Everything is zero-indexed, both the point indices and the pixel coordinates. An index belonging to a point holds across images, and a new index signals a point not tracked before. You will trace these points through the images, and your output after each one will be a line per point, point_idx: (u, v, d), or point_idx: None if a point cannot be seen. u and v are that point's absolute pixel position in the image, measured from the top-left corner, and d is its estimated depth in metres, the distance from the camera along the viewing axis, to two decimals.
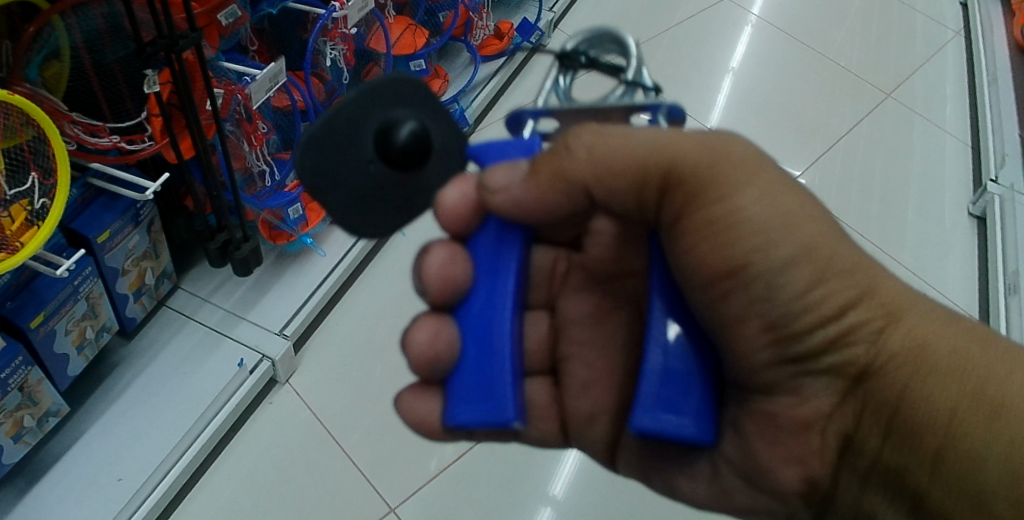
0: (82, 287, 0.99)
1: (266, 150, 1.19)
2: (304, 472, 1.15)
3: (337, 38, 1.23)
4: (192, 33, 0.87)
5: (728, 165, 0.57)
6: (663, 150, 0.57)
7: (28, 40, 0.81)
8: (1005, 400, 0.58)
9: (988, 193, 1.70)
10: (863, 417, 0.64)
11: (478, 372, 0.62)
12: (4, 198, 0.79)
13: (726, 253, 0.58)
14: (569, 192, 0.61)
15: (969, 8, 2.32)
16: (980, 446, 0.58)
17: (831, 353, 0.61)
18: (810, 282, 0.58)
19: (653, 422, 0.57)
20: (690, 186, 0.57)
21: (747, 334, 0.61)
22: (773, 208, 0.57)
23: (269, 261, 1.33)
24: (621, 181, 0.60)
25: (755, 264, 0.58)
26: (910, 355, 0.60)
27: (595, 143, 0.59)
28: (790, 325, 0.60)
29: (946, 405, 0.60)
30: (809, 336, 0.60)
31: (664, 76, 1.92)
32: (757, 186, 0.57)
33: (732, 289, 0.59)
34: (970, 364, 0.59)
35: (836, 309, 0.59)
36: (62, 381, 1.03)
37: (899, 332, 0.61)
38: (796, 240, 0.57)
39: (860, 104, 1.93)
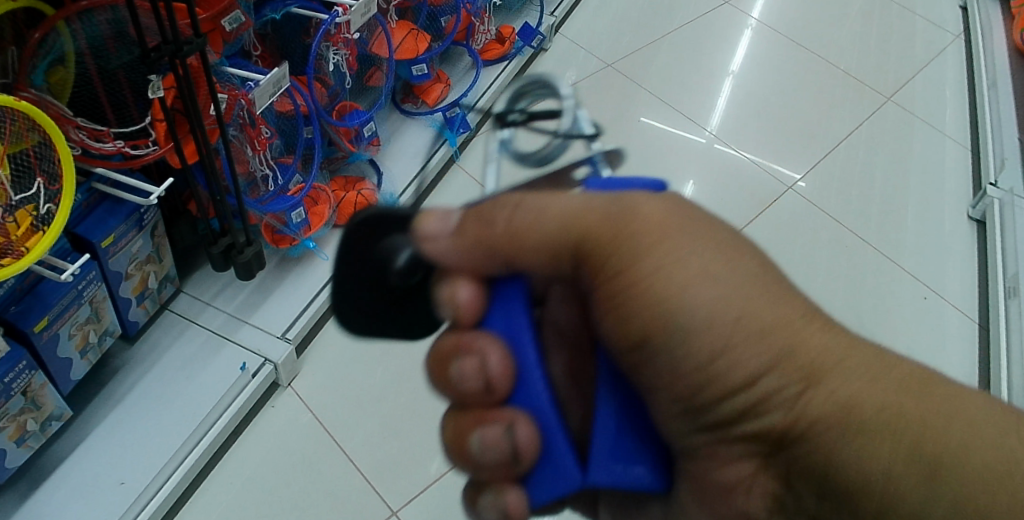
0: (86, 291, 0.99)
1: (269, 154, 1.19)
2: (306, 476, 1.15)
3: (340, 43, 1.24)
4: (197, 39, 0.88)
5: (634, 224, 0.53)
6: (569, 213, 0.54)
7: (33, 47, 0.82)
8: (946, 458, 0.53)
9: (988, 197, 1.70)
10: (792, 479, 0.59)
11: (554, 470, 0.54)
12: (12, 203, 0.79)
13: (635, 320, 0.54)
14: (488, 254, 0.55)
15: (968, 12, 2.32)
16: (918, 511, 0.53)
17: (750, 420, 0.56)
18: (722, 347, 0.53)
19: (610, 479, 0.53)
20: (598, 246, 0.53)
21: (664, 403, 0.56)
22: (677, 270, 0.52)
23: (272, 265, 1.33)
24: (531, 249, 0.54)
25: (658, 333, 0.53)
26: (838, 417, 0.54)
27: (514, 219, 0.54)
28: (700, 396, 0.55)
29: (882, 467, 0.54)
30: (726, 401, 0.55)
31: (665, 80, 1.93)
32: (664, 246, 0.53)
33: (643, 358, 0.55)
34: (905, 422, 0.53)
35: (744, 378, 0.54)
36: (65, 385, 1.04)
37: (824, 394, 0.54)
38: (709, 302, 0.52)
39: (860, 108, 1.93)
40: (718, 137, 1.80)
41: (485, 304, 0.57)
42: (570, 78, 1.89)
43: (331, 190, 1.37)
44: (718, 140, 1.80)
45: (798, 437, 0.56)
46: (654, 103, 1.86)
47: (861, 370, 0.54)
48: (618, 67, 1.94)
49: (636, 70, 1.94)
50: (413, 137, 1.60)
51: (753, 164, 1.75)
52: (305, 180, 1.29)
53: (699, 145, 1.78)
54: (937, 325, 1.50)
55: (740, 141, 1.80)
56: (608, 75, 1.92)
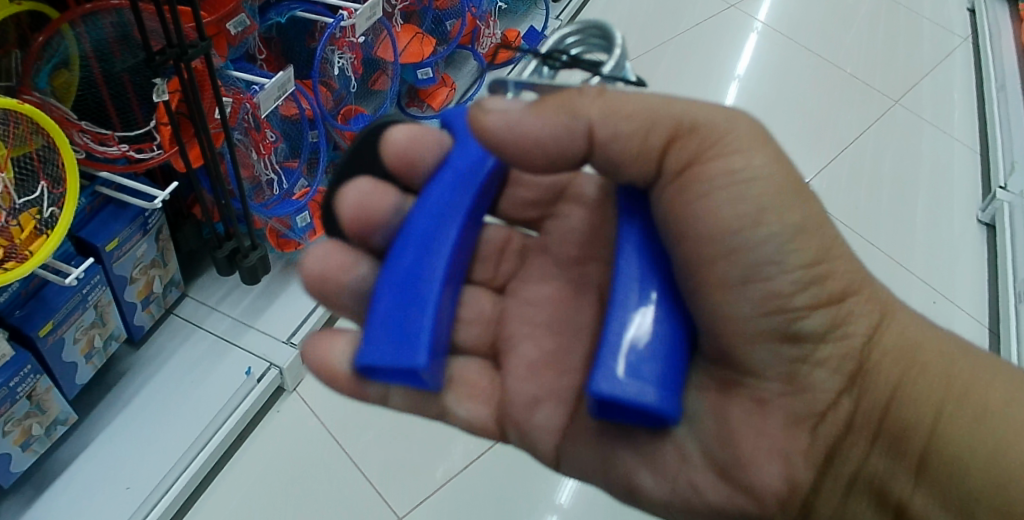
0: (91, 295, 0.99)
1: (274, 158, 1.20)
2: (312, 480, 1.14)
3: (345, 47, 1.24)
4: (202, 43, 0.88)
5: (735, 132, 0.57)
6: (675, 109, 0.57)
7: (37, 50, 0.82)
8: (993, 404, 0.59)
9: (998, 200, 1.68)
10: (854, 422, 0.62)
11: (402, 298, 0.61)
12: (15, 206, 0.79)
13: (734, 213, 0.55)
14: (569, 122, 0.57)
15: (976, 14, 2.31)
16: (970, 448, 0.58)
17: (830, 340, 0.59)
18: (812, 258, 0.56)
19: (609, 388, 0.52)
20: (695, 145, 0.56)
21: (738, 307, 0.57)
22: (763, 179, 0.56)
23: (276, 270, 1.33)
24: (624, 135, 0.57)
25: (767, 226, 0.55)
26: (902, 353, 0.61)
27: (608, 95, 0.57)
28: (795, 298, 0.57)
29: (932, 404, 0.60)
30: (808, 317, 0.57)
31: (671, 84, 1.92)
32: (762, 153, 0.56)
33: (730, 251, 0.56)
34: (957, 371, 0.61)
35: (827, 293, 0.58)
36: (70, 389, 1.03)
37: (892, 330, 0.61)
38: (801, 212, 0.56)
39: (868, 112, 1.92)
40: None
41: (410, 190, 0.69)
42: None
43: None
44: None
45: (869, 367, 0.60)
46: None
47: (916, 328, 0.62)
48: None
49: (642, 74, 1.94)
50: None
51: None
52: (309, 185, 1.28)
53: None
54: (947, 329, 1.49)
55: None
56: None
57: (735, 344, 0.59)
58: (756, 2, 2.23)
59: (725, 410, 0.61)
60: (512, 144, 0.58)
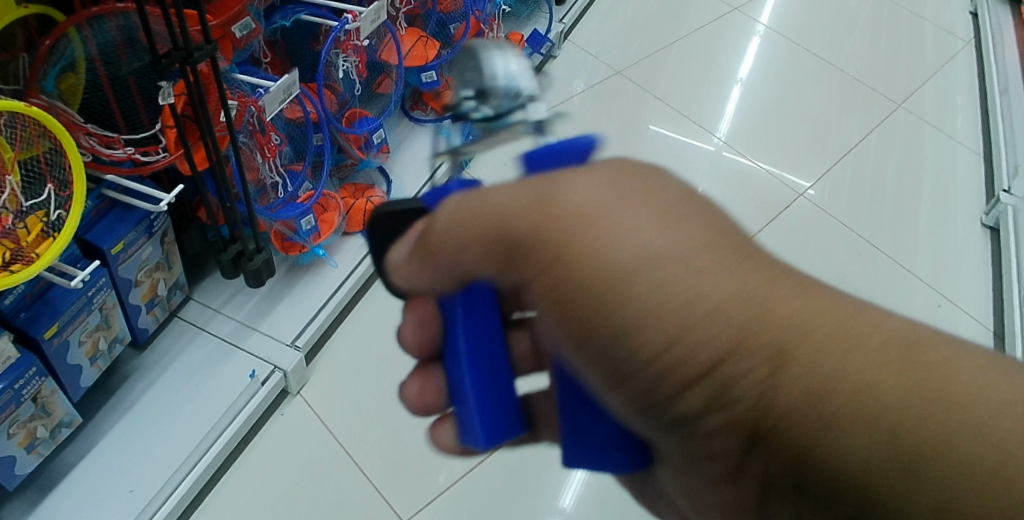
0: (96, 298, 0.99)
1: (278, 161, 1.20)
2: (316, 484, 1.14)
3: (349, 50, 1.24)
4: (206, 45, 0.88)
5: (568, 203, 0.49)
6: (499, 208, 0.51)
7: (44, 54, 0.82)
8: (935, 458, 0.43)
9: (1001, 203, 1.68)
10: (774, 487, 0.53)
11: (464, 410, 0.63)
12: (22, 209, 0.79)
13: (573, 314, 0.50)
14: (433, 263, 0.55)
15: (980, 17, 2.31)
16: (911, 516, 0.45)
17: (715, 428, 0.51)
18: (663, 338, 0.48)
19: (569, 458, 0.61)
20: (530, 236, 0.50)
21: (617, 398, 0.53)
22: (610, 250, 0.48)
23: (280, 272, 1.33)
24: (476, 247, 0.52)
25: (599, 328, 0.49)
26: (842, 336, 0.46)
27: (453, 213, 0.53)
28: (659, 391, 0.51)
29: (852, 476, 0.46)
30: (679, 404, 0.51)
31: (674, 87, 1.92)
32: (594, 222, 0.48)
33: (587, 352, 0.52)
34: (882, 402, 0.45)
35: (696, 376, 0.49)
36: (75, 392, 1.03)
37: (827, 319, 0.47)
38: (648, 282, 0.47)
39: (871, 115, 1.92)
40: (726, 144, 1.80)
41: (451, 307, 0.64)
42: (578, 86, 1.89)
43: (340, 197, 1.39)
44: (727, 147, 1.79)
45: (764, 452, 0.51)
46: (663, 110, 1.86)
47: (863, 328, 0.46)
48: (627, 75, 1.94)
49: (645, 77, 1.94)
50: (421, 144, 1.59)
51: (766, 173, 1.74)
52: (314, 188, 1.29)
53: (708, 152, 1.77)
54: (951, 332, 1.49)
55: (749, 148, 1.80)
56: (617, 82, 1.91)
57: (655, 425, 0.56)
58: (759, 5, 2.23)
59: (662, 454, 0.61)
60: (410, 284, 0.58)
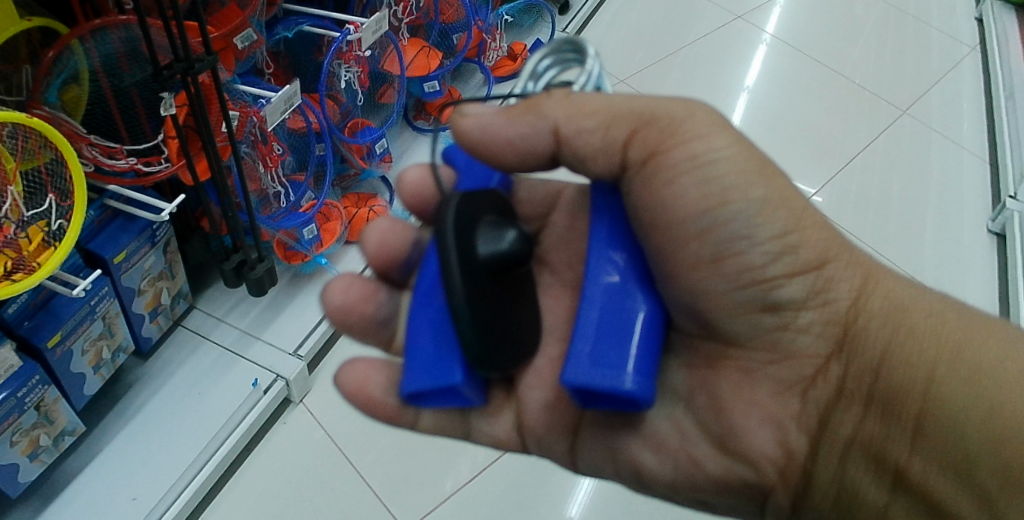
0: (99, 306, 1.00)
1: (281, 171, 1.21)
2: (317, 490, 1.15)
3: (351, 60, 1.26)
4: (208, 57, 0.89)
5: (696, 123, 0.62)
6: (640, 106, 0.61)
7: (47, 65, 0.83)
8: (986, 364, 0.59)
9: (1007, 209, 1.66)
10: (843, 385, 0.64)
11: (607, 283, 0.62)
12: (24, 219, 0.80)
13: (699, 205, 0.61)
14: (535, 122, 0.62)
15: (985, 23, 2.30)
16: (962, 406, 0.59)
17: (810, 305, 0.63)
18: (777, 237, 0.61)
19: (582, 376, 0.58)
20: (655, 136, 0.61)
21: (709, 283, 0.63)
22: (737, 165, 0.61)
23: (284, 282, 1.33)
24: (590, 123, 0.61)
25: (720, 221, 0.61)
26: (889, 315, 0.63)
27: (573, 94, 0.62)
28: (769, 269, 0.61)
29: (922, 363, 0.61)
30: (776, 288, 0.62)
31: (679, 97, 1.93)
32: (727, 141, 0.62)
33: (705, 231, 0.61)
34: (947, 329, 0.61)
35: (792, 266, 0.62)
36: (78, 401, 1.04)
37: (879, 293, 0.64)
38: (761, 194, 0.61)
39: (876, 122, 1.92)
40: None
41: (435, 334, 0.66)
42: None
43: (342, 207, 1.39)
44: None
45: (854, 329, 0.63)
46: None
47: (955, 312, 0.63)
48: (630, 84, 1.94)
49: (649, 86, 1.94)
50: (425, 153, 1.60)
51: None
52: (317, 197, 1.29)
53: None
54: None
55: None
56: (620, 91, 1.92)
57: (716, 321, 0.65)
58: (765, 14, 2.24)
59: (715, 383, 0.67)
60: (501, 147, 0.63)
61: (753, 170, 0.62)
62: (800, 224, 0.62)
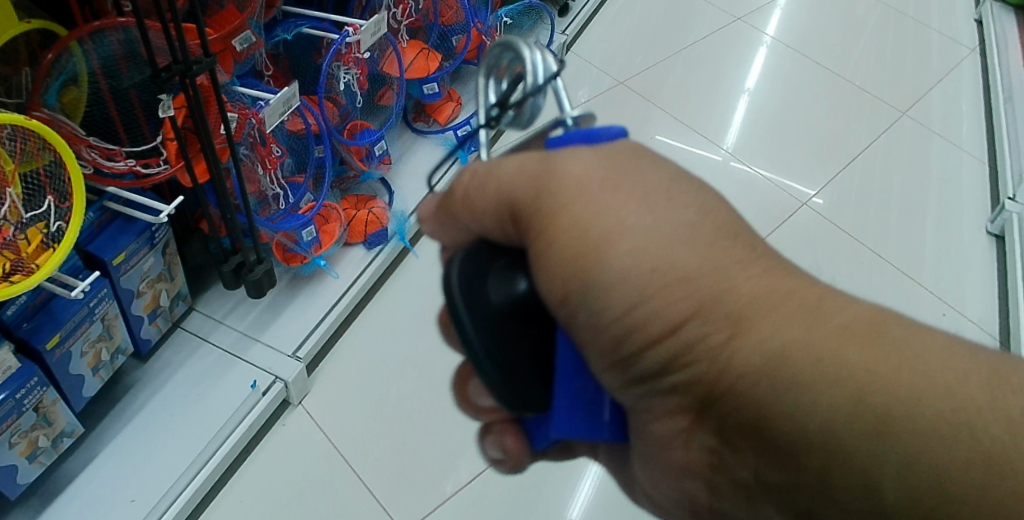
0: (97, 308, 1.00)
1: (280, 173, 1.22)
2: (316, 492, 1.15)
3: (350, 62, 1.26)
4: (205, 59, 0.89)
5: (563, 182, 0.51)
6: (508, 189, 0.54)
7: (46, 68, 0.83)
8: (899, 411, 0.47)
9: (1006, 211, 1.67)
10: (727, 440, 0.53)
11: None
12: (23, 220, 0.80)
13: (552, 281, 0.52)
14: (449, 223, 0.59)
15: (984, 24, 2.31)
16: (874, 466, 0.48)
17: (674, 371, 0.52)
18: (632, 300, 0.50)
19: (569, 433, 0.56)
20: (531, 210, 0.53)
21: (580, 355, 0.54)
22: (592, 220, 0.50)
23: (283, 283, 1.34)
24: (484, 215, 0.56)
25: (576, 292, 0.51)
26: (765, 370, 0.50)
27: (468, 184, 0.56)
28: (625, 344, 0.52)
29: (821, 419, 0.49)
30: (643, 357, 0.52)
31: (680, 98, 1.93)
32: (578, 198, 0.51)
33: (566, 312, 0.52)
34: (850, 371, 0.48)
35: (669, 325, 0.50)
36: (77, 402, 1.05)
37: (750, 342, 0.50)
38: (620, 248, 0.50)
39: (876, 124, 1.92)
40: (733, 155, 1.80)
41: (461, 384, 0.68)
42: (582, 96, 1.90)
43: (342, 208, 1.40)
44: (734, 158, 1.79)
45: (723, 394, 0.52)
46: (666, 120, 1.86)
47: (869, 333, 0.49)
48: (630, 85, 1.95)
49: (649, 88, 1.95)
50: (424, 155, 1.60)
51: (770, 184, 1.74)
52: (316, 199, 1.30)
53: (714, 162, 1.77)
54: None
55: (755, 158, 1.80)
56: (620, 93, 1.92)
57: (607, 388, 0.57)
58: (765, 15, 2.24)
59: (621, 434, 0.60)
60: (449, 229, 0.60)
61: (594, 218, 0.50)
62: (668, 280, 0.50)
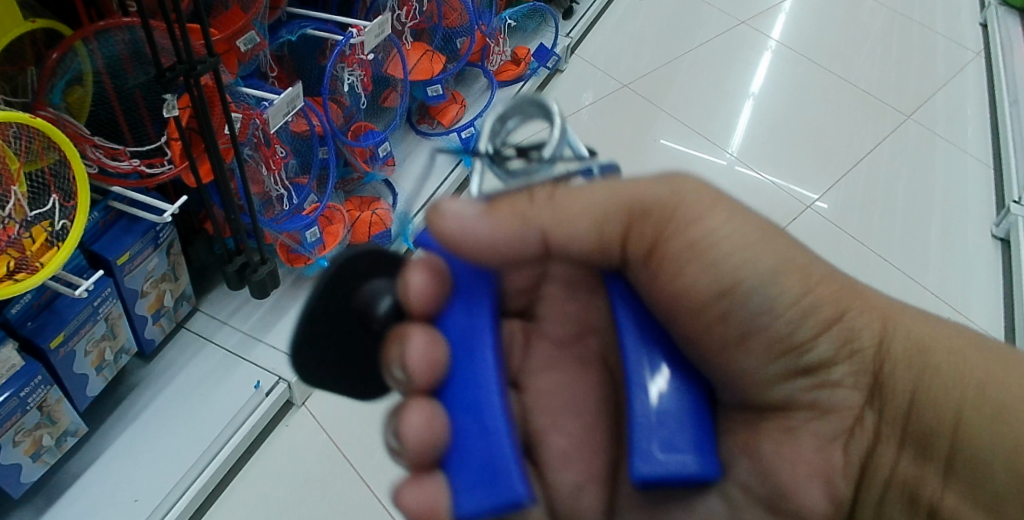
0: (102, 307, 1.00)
1: (284, 174, 1.23)
2: (319, 493, 1.15)
3: (355, 64, 1.26)
4: (210, 58, 0.89)
5: (691, 200, 0.57)
6: (627, 191, 0.56)
7: (51, 67, 0.84)
8: (1004, 403, 0.56)
9: (1011, 214, 1.66)
10: (879, 431, 0.61)
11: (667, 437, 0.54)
12: (27, 218, 0.81)
13: (714, 278, 0.57)
14: (522, 230, 0.55)
15: (989, 28, 2.30)
16: (990, 446, 0.56)
17: (839, 361, 0.60)
18: (797, 293, 0.58)
19: (655, 470, 0.53)
20: (654, 217, 0.57)
21: (749, 354, 0.60)
22: (743, 229, 0.57)
23: (286, 284, 1.32)
24: (582, 225, 0.56)
25: (742, 289, 0.57)
26: (913, 357, 0.59)
27: (556, 193, 0.56)
28: (795, 334, 0.59)
29: (951, 403, 0.57)
30: (809, 348, 0.59)
31: (685, 102, 1.93)
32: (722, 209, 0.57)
33: (724, 312, 0.58)
34: (968, 367, 0.57)
35: (809, 334, 0.59)
36: (82, 402, 1.05)
37: (899, 334, 0.60)
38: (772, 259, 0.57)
39: (881, 127, 1.92)
40: (737, 158, 1.80)
41: (440, 295, 0.58)
42: (587, 99, 1.90)
43: (345, 210, 1.40)
44: (738, 161, 1.79)
45: (881, 376, 0.60)
46: (670, 123, 1.86)
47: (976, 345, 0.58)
48: (634, 88, 1.95)
49: (654, 91, 1.95)
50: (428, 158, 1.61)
51: (773, 186, 1.74)
52: (319, 200, 1.30)
53: (718, 166, 1.77)
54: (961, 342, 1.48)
55: (759, 161, 1.80)
56: (625, 95, 1.93)
57: (759, 390, 0.62)
58: (770, 19, 2.24)
59: (757, 441, 0.64)
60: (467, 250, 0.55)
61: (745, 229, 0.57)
62: (813, 285, 0.58)
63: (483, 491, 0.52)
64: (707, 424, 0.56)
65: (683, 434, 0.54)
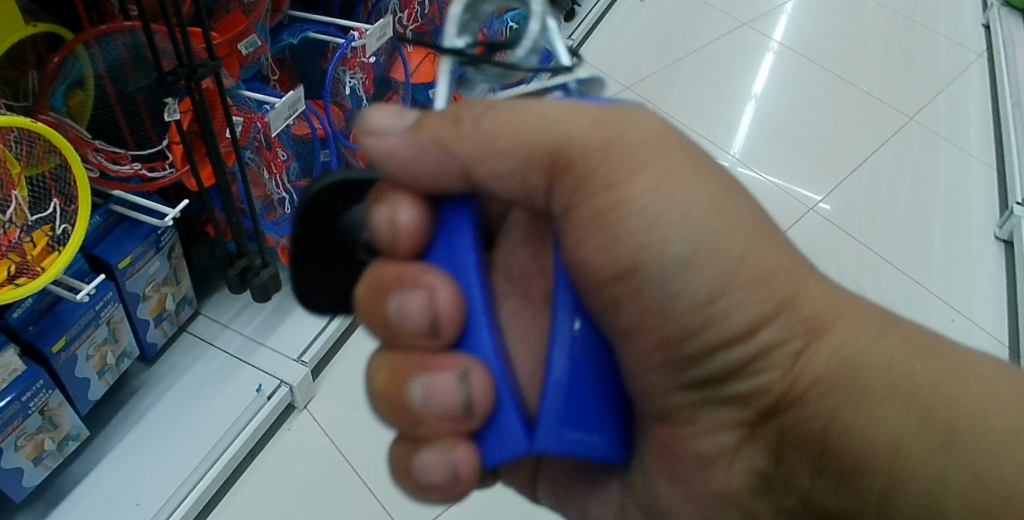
0: (103, 311, 1.00)
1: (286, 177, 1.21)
2: (320, 497, 1.14)
3: (356, 67, 1.27)
4: (210, 62, 0.89)
5: (628, 141, 0.52)
6: (552, 119, 0.52)
7: (52, 71, 0.84)
8: (955, 427, 0.53)
9: (1014, 216, 1.66)
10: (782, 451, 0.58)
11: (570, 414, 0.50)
12: (28, 223, 0.81)
13: (617, 250, 0.52)
14: (440, 156, 0.53)
15: (992, 29, 2.30)
16: (936, 483, 0.53)
17: (750, 372, 0.55)
18: (711, 288, 0.52)
19: (559, 443, 0.51)
20: (576, 168, 0.52)
21: (641, 348, 0.55)
22: (659, 203, 0.51)
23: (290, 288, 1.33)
24: (506, 161, 0.53)
25: (647, 264, 0.52)
26: (839, 377, 0.54)
27: (483, 117, 0.53)
28: (698, 334, 0.54)
29: (887, 437, 0.54)
30: (714, 352, 0.54)
31: (687, 104, 1.93)
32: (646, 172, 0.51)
33: (621, 293, 0.53)
34: (914, 384, 0.54)
35: (743, 325, 0.53)
36: (83, 406, 1.05)
37: (824, 351, 0.54)
38: (693, 238, 0.51)
39: (884, 129, 1.91)
40: (740, 160, 1.79)
41: (429, 231, 0.55)
42: None
43: None
44: (741, 163, 1.78)
45: (798, 396, 0.56)
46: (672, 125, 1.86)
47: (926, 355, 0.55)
48: (637, 90, 1.95)
49: (656, 93, 1.94)
50: None
51: (776, 188, 1.74)
52: None
53: None
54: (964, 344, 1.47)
55: (762, 163, 1.79)
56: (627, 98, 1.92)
57: (650, 384, 0.58)
58: (772, 20, 2.24)
59: (650, 443, 0.62)
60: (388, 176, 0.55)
61: (670, 202, 0.51)
62: (738, 277, 0.52)
63: (503, 434, 0.52)
64: (617, 414, 0.53)
65: (586, 417, 0.51)
